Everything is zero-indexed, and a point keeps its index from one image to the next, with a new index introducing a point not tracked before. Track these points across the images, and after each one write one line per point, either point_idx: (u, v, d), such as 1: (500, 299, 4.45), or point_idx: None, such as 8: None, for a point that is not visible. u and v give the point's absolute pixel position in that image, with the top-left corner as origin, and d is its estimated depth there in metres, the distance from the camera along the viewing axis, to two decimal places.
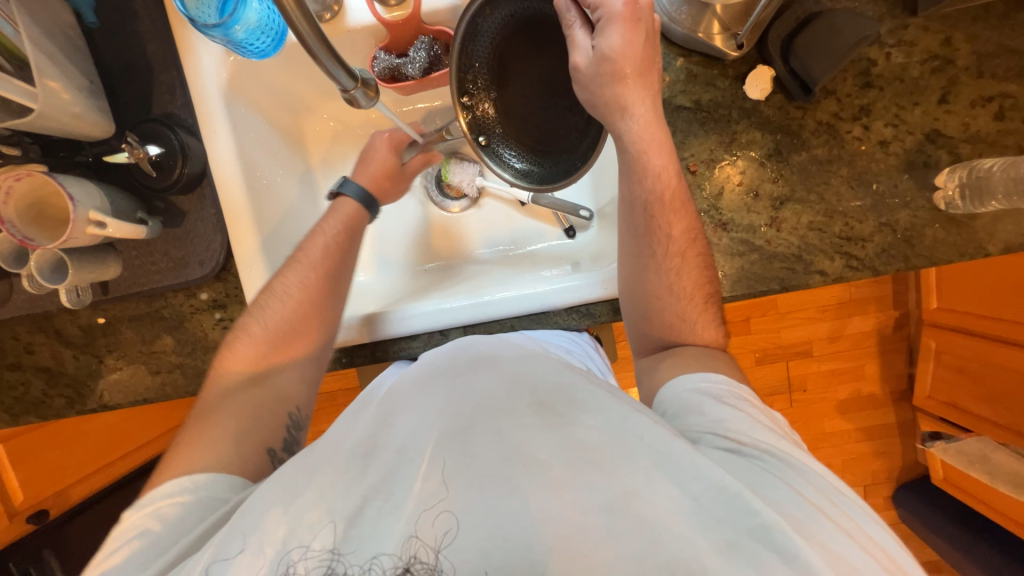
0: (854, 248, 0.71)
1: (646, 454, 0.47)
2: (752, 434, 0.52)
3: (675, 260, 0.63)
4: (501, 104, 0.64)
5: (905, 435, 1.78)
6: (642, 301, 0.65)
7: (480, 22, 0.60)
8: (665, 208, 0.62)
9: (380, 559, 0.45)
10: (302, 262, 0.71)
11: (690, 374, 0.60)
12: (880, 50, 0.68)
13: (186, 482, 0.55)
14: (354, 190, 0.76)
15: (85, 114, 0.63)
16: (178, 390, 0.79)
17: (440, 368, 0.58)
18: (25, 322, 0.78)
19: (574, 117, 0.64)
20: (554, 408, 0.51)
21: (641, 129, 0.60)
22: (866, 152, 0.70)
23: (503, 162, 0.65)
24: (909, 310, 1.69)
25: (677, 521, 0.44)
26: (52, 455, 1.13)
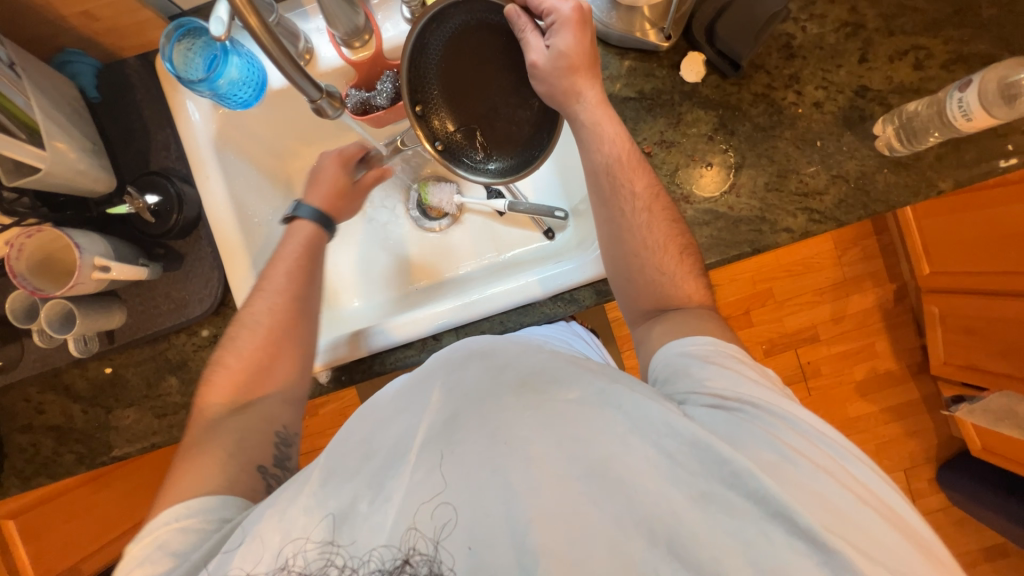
0: (813, 202, 0.75)
1: (624, 420, 0.49)
2: (735, 389, 0.53)
3: (643, 214, 0.67)
4: (453, 110, 0.67)
5: (933, 409, 1.72)
6: (616, 266, 0.69)
7: (426, 39, 0.64)
8: (623, 168, 0.67)
9: (379, 551, 0.47)
10: (276, 288, 0.72)
11: (680, 339, 0.60)
12: (796, 25, 0.76)
13: (183, 509, 0.55)
14: (308, 212, 0.77)
15: (89, 170, 0.70)
16: (184, 431, 0.80)
17: (432, 367, 0.57)
18: (35, 382, 0.81)
19: (525, 114, 0.69)
20: (535, 386, 0.52)
21: (593, 108, 0.68)
22: (804, 114, 0.75)
23: (466, 166, 0.69)
24: (905, 281, 1.70)
25: (654, 480, 0.46)
26: (64, 527, 1.08)
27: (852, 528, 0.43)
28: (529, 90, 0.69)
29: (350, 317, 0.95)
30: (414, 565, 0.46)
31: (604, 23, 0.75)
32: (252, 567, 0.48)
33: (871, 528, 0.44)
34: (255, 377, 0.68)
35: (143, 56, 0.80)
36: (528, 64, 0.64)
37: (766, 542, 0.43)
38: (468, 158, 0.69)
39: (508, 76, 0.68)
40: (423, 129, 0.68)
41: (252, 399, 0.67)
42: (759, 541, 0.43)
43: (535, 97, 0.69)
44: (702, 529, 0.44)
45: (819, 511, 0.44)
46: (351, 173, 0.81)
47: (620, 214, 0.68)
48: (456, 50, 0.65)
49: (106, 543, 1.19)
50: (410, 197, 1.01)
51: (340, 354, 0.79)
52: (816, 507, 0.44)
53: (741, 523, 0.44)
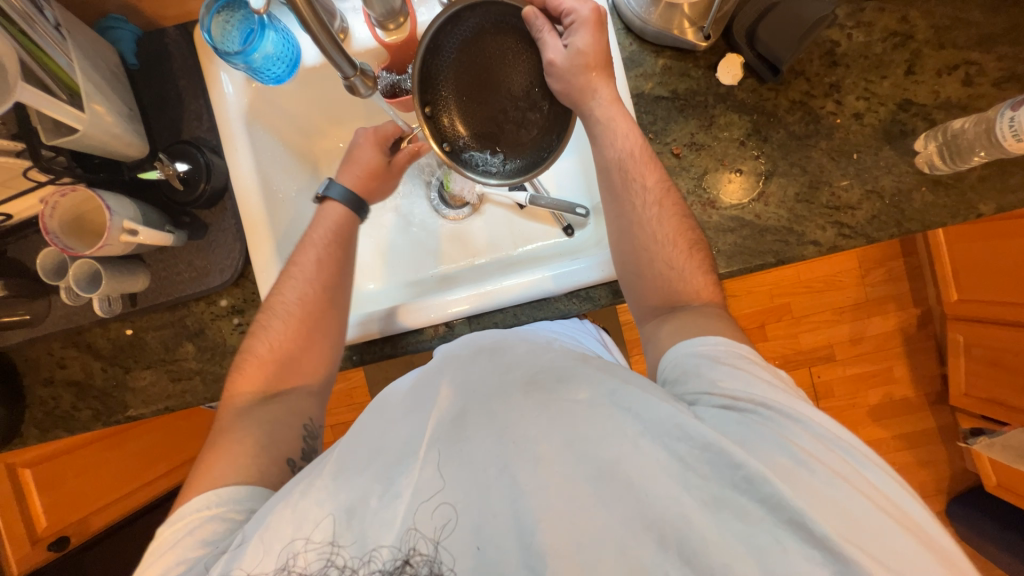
0: (843, 216, 0.72)
1: (633, 418, 0.48)
2: (746, 390, 0.52)
3: (654, 209, 0.67)
4: (462, 112, 0.66)
5: (948, 440, 1.67)
6: (628, 259, 0.68)
7: (440, 39, 0.63)
8: (636, 163, 0.68)
9: (383, 550, 0.47)
10: (299, 276, 0.73)
11: (689, 338, 0.59)
12: (841, 32, 0.73)
13: (213, 497, 0.56)
14: (339, 193, 0.77)
15: (123, 135, 0.72)
16: (197, 396, 0.82)
17: (445, 361, 0.58)
18: (58, 338, 0.83)
19: (535, 116, 0.68)
20: (544, 385, 0.52)
21: (607, 105, 0.69)
22: (842, 125, 0.73)
23: (476, 168, 0.67)
24: (930, 306, 1.64)
25: (663, 480, 0.46)
26: (79, 481, 1.13)
27: (867, 534, 0.42)
28: (540, 93, 0.68)
29: (365, 298, 0.96)
30: (414, 566, 0.46)
31: (642, 18, 0.74)
32: (254, 567, 0.48)
33: (893, 538, 0.42)
34: (277, 361, 0.69)
35: (182, 26, 0.81)
36: (544, 61, 0.65)
37: (781, 551, 0.42)
38: (477, 161, 0.68)
39: (519, 78, 0.67)
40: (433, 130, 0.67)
41: (267, 371, 0.68)
42: (774, 552, 0.42)
43: (545, 100, 0.68)
44: (713, 535, 0.43)
45: (837, 520, 0.42)
46: (386, 151, 0.80)
47: (627, 212, 0.68)
48: (471, 50, 0.64)
49: (123, 494, 1.21)
50: (431, 183, 1.01)
51: (341, 335, 0.80)
52: (831, 516, 0.43)
53: (755, 530, 0.43)
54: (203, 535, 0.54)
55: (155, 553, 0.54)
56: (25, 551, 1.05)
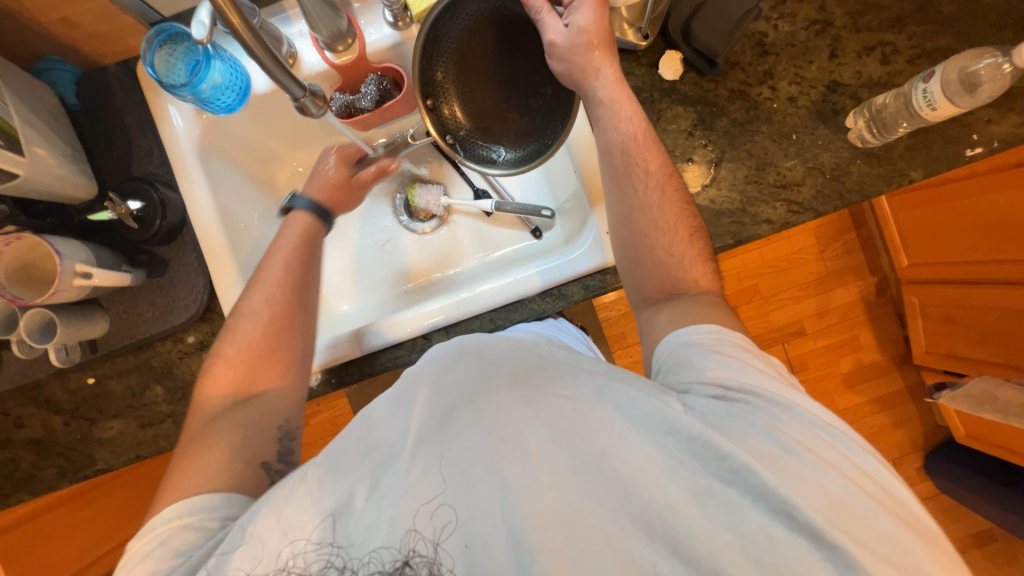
0: (791, 193, 0.77)
1: (626, 421, 0.49)
2: (737, 378, 0.54)
3: (656, 193, 0.69)
4: (464, 103, 0.70)
5: (917, 398, 1.76)
6: (631, 242, 0.70)
7: (440, 29, 0.66)
8: (639, 147, 0.69)
9: (378, 552, 0.46)
10: (266, 280, 0.71)
11: (683, 328, 0.60)
12: (767, 24, 0.78)
13: (185, 505, 0.54)
14: (304, 204, 0.76)
15: (69, 176, 0.70)
16: (171, 440, 0.79)
17: (433, 362, 0.56)
18: (13, 396, 0.79)
19: (537, 103, 0.70)
20: (531, 381, 0.52)
21: (611, 86, 0.69)
22: (779, 109, 0.78)
23: (477, 157, 0.71)
24: (885, 273, 1.74)
25: (657, 481, 0.46)
26: (48, 549, 1.04)
27: (852, 518, 0.44)
28: (541, 79, 0.70)
29: (340, 321, 0.95)
30: (413, 567, 0.46)
31: None
32: (253, 566, 0.47)
33: (876, 520, 0.44)
34: (248, 364, 0.66)
35: (125, 63, 0.79)
36: (546, 43, 0.66)
37: (765, 536, 0.44)
38: (479, 150, 0.71)
39: (520, 65, 0.70)
40: (434, 122, 0.70)
41: (243, 389, 0.65)
42: (756, 535, 0.44)
43: (546, 86, 0.70)
44: (703, 529, 0.45)
45: (822, 504, 0.45)
46: (352, 168, 0.81)
47: (627, 197, 0.70)
48: (470, 41, 0.67)
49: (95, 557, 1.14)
50: (396, 198, 1.01)
51: (339, 354, 0.79)
52: (814, 498, 0.45)
53: (739, 517, 0.45)
54: (169, 546, 0.51)
55: (142, 550, 0.51)
56: None
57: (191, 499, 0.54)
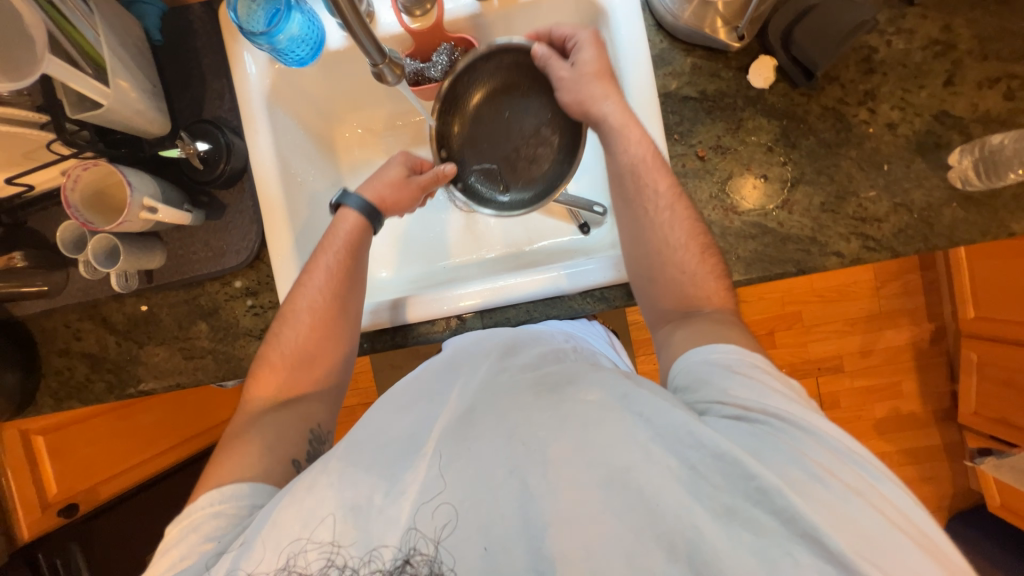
0: (869, 229, 0.71)
1: (648, 430, 0.48)
2: (760, 401, 0.51)
3: (666, 213, 0.67)
4: (474, 154, 0.77)
5: (953, 457, 1.66)
6: (644, 258, 0.68)
7: (458, 96, 0.75)
8: (648, 168, 0.68)
9: (381, 550, 0.47)
10: (308, 287, 0.72)
11: (700, 347, 0.59)
12: (880, 38, 0.71)
13: (217, 494, 0.56)
14: (355, 203, 0.75)
15: (146, 112, 0.72)
16: (210, 375, 0.83)
17: (455, 359, 0.63)
18: (75, 310, 0.84)
19: (543, 151, 0.76)
20: (551, 388, 0.54)
21: (617, 110, 0.69)
22: (875, 134, 0.71)
23: (484, 199, 0.76)
24: (945, 321, 1.62)
25: (676, 493, 0.45)
26: (88, 451, 1.13)
27: (881, 551, 0.41)
28: (549, 131, 0.76)
29: (377, 287, 0.96)
30: (414, 566, 0.46)
31: (674, 16, 0.72)
32: (255, 566, 0.47)
33: (905, 554, 0.41)
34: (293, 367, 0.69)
35: (208, 4, 0.80)
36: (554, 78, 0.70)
37: (793, 565, 0.41)
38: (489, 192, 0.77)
39: (528, 120, 0.76)
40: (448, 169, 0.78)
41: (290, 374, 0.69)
42: (785, 565, 0.41)
43: (555, 135, 0.76)
44: (725, 549, 0.42)
45: (851, 535, 0.42)
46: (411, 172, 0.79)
47: (643, 214, 0.68)
48: (486, 104, 0.76)
49: (124, 469, 1.20)
50: None
51: (379, 319, 0.79)
52: (843, 528, 0.42)
53: (766, 542, 0.42)
54: (204, 532, 0.53)
55: (177, 535, 0.54)
56: (35, 516, 1.03)
57: (221, 488, 0.57)
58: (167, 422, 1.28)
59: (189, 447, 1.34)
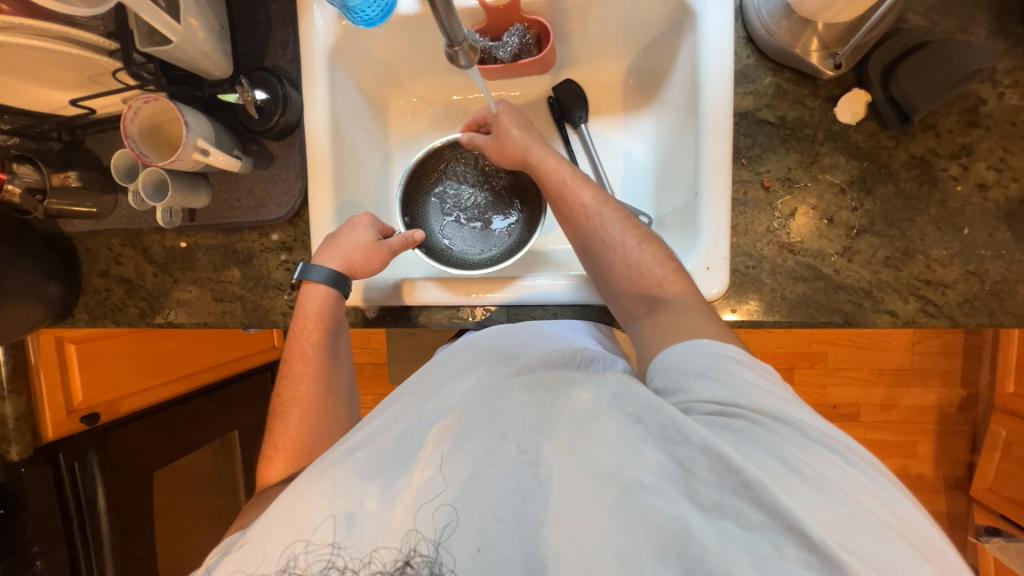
0: (932, 292, 0.66)
1: (639, 429, 0.46)
2: (735, 395, 0.48)
3: (599, 219, 0.67)
4: (436, 215, 0.85)
5: (955, 527, 1.61)
6: (597, 261, 0.67)
7: (426, 169, 0.84)
8: (570, 183, 0.70)
9: (381, 552, 0.47)
10: (294, 350, 0.75)
11: (670, 346, 0.55)
12: (992, 90, 0.65)
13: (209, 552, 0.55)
14: (321, 275, 0.73)
15: (212, 53, 0.72)
16: (235, 320, 0.85)
17: (440, 363, 0.64)
18: (118, 235, 0.87)
19: (500, 223, 0.85)
20: (547, 386, 0.53)
21: (536, 150, 0.73)
22: (962, 194, 0.66)
23: (442, 255, 0.83)
24: (978, 390, 1.54)
25: (662, 486, 0.44)
26: (113, 366, 1.18)
27: (861, 545, 0.39)
28: (507, 205, 0.85)
29: None
30: (414, 567, 0.46)
31: (769, 31, 0.66)
32: (256, 568, 0.49)
33: (889, 547, 0.40)
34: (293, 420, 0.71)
35: None
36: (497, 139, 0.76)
37: (779, 559, 0.40)
38: (458, 257, 0.83)
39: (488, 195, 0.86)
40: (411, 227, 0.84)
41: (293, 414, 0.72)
42: (770, 557, 0.40)
43: (513, 209, 0.85)
44: (713, 544, 0.41)
45: (834, 531, 0.40)
46: (377, 236, 0.76)
47: (599, 229, 0.67)
48: (452, 176, 0.86)
49: (143, 389, 1.25)
50: None
51: (374, 295, 0.78)
52: (824, 521, 0.40)
53: (753, 536, 0.41)
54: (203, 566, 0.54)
55: None
56: (60, 418, 1.07)
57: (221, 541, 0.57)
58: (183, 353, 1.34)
59: (203, 378, 1.40)
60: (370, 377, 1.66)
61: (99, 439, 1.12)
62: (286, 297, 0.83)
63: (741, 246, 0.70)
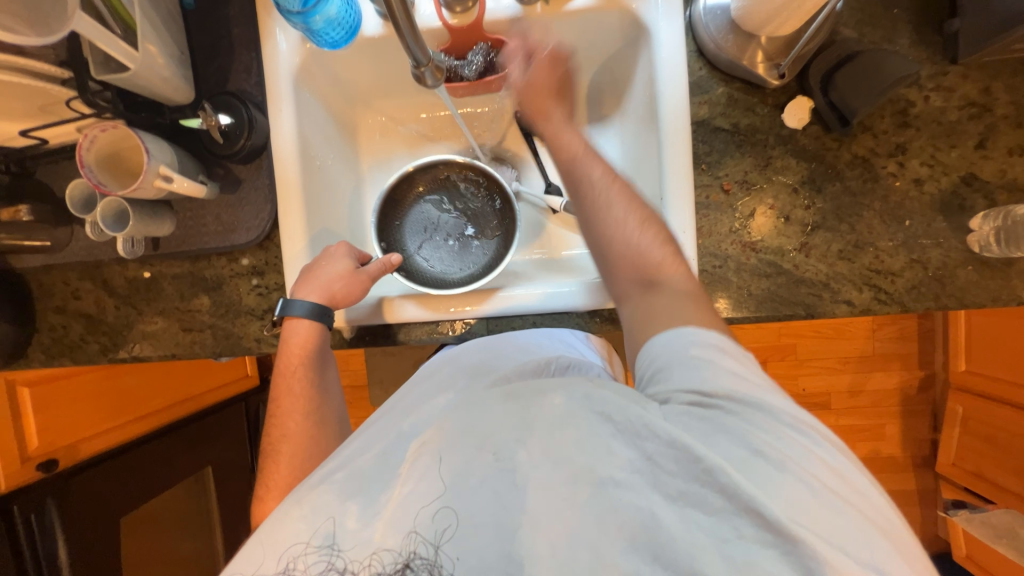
0: (883, 281, 0.71)
1: (609, 428, 0.47)
2: (714, 384, 0.48)
3: (609, 188, 0.64)
4: (409, 235, 0.86)
5: (926, 504, 1.68)
6: (597, 239, 0.63)
7: (396, 193, 0.84)
8: (584, 152, 0.67)
9: (380, 554, 0.47)
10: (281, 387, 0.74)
11: (671, 332, 0.53)
12: (919, 93, 0.71)
13: None
14: (303, 308, 0.72)
15: (172, 79, 0.71)
16: (206, 350, 0.82)
17: (420, 380, 0.65)
18: (75, 269, 0.83)
19: (475, 238, 0.86)
20: (519, 395, 0.52)
21: (557, 123, 0.72)
22: (901, 189, 0.71)
23: (419, 274, 0.83)
24: (935, 371, 1.63)
25: (632, 480, 0.45)
26: (71, 407, 1.11)
27: (818, 521, 0.42)
28: (482, 220, 0.86)
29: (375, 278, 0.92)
30: (414, 569, 0.46)
31: (717, 45, 0.71)
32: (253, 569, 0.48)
33: (843, 522, 0.42)
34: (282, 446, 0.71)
35: None
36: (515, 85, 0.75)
37: (737, 537, 0.42)
38: (437, 275, 0.83)
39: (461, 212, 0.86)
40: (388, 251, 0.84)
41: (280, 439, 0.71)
42: (730, 537, 0.42)
43: (489, 224, 0.86)
44: (678, 530, 0.43)
45: (797, 512, 0.42)
46: (356, 263, 0.75)
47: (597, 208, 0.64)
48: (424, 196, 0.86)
49: (107, 429, 1.19)
50: None
51: (353, 316, 0.77)
52: (787, 503, 0.42)
53: (716, 519, 0.43)
54: None
55: None
56: (13, 467, 1.00)
57: None
58: (150, 389, 1.28)
59: (174, 413, 1.33)
60: (350, 400, 1.62)
61: (58, 487, 1.04)
62: (260, 323, 0.81)
63: (708, 247, 0.73)
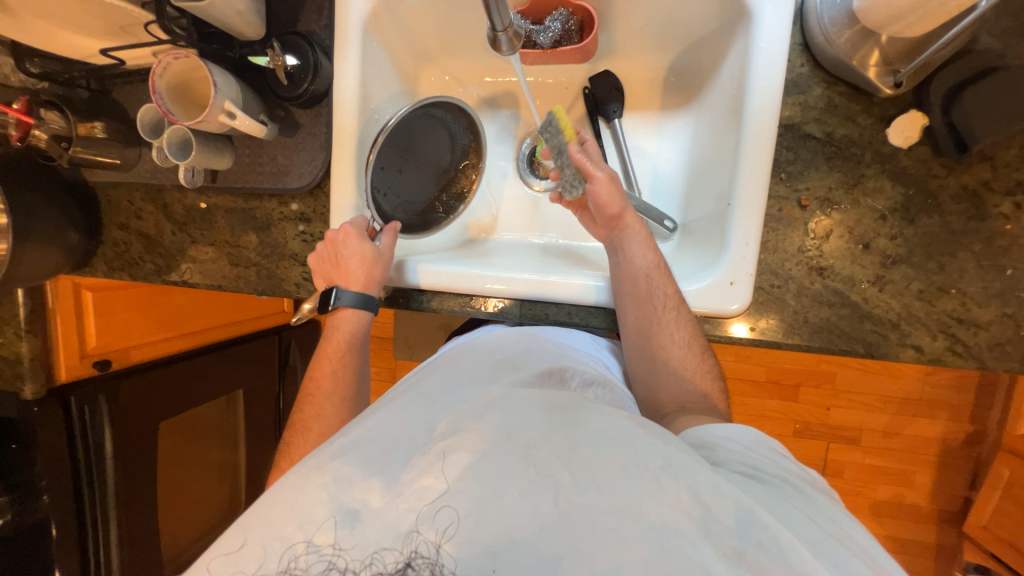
0: (964, 331, 0.64)
1: (661, 465, 0.45)
2: (766, 465, 0.51)
3: (672, 313, 0.66)
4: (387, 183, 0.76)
5: (942, 560, 1.60)
6: (646, 344, 0.68)
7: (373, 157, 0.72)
8: (654, 282, 0.67)
9: (382, 553, 0.43)
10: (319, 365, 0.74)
11: (708, 426, 0.58)
12: None
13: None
14: (350, 299, 0.73)
15: (246, 13, 0.70)
16: (249, 286, 0.85)
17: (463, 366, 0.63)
18: (140, 190, 0.86)
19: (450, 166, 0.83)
20: (565, 410, 0.52)
21: (636, 239, 0.70)
22: (1011, 233, 0.62)
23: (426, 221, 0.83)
24: (986, 428, 1.50)
25: (683, 526, 0.42)
26: (125, 316, 1.20)
27: None
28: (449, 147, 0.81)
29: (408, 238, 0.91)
30: (414, 570, 0.43)
31: (828, 39, 0.63)
32: (253, 567, 0.44)
33: None
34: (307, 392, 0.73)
35: None
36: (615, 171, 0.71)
37: None
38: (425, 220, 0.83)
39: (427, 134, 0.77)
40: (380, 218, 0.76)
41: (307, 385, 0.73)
42: None
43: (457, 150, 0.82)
44: None
45: None
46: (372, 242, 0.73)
47: (657, 323, 0.66)
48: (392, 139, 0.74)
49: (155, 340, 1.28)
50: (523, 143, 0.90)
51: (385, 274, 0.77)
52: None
53: None
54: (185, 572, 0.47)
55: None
56: (74, 361, 1.10)
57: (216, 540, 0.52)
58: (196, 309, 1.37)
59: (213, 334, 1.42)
60: (374, 350, 1.68)
61: (109, 387, 1.14)
62: (301, 269, 0.83)
63: (769, 264, 0.68)
